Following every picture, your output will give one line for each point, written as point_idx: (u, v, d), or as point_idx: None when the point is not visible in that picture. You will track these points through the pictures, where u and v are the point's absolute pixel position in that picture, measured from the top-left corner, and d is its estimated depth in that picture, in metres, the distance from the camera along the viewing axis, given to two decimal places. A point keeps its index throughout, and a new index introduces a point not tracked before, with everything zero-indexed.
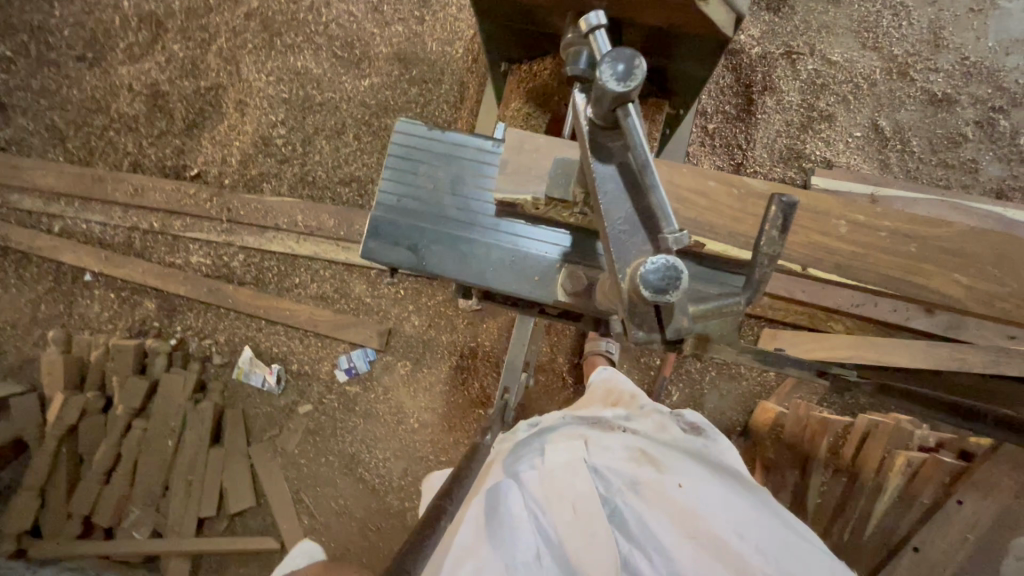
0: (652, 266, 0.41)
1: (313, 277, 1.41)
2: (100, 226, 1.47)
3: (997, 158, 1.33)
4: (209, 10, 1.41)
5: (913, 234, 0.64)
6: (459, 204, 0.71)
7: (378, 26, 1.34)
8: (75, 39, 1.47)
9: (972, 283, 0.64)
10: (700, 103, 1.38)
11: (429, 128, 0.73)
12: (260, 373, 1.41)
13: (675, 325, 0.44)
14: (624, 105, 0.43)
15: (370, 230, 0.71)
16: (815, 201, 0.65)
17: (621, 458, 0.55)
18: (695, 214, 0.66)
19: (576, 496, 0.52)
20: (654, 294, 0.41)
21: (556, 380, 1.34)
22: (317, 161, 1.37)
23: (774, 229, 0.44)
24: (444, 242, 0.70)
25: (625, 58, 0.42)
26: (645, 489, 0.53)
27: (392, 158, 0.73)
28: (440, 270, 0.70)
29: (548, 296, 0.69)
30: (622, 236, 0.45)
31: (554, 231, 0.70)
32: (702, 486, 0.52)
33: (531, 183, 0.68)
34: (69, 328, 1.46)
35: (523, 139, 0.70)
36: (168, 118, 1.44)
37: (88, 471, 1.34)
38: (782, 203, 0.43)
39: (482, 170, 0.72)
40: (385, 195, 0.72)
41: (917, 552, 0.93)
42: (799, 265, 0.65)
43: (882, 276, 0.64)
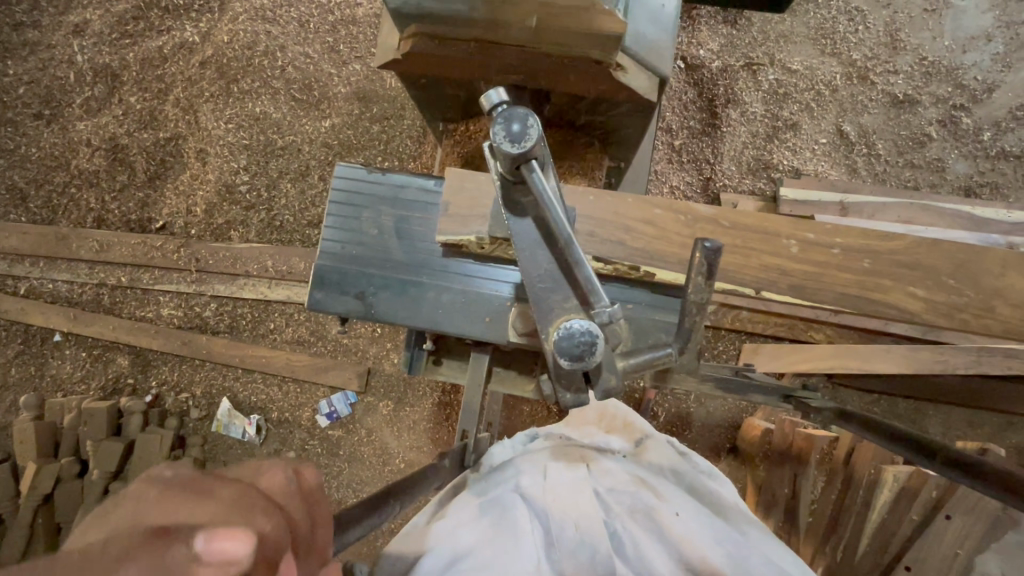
0: (565, 336, 0.43)
1: (287, 321, 1.39)
2: (67, 284, 1.44)
3: (964, 155, 1.33)
4: (165, 60, 1.40)
5: (864, 250, 0.65)
6: (405, 247, 0.70)
7: (336, 66, 1.33)
8: (31, 97, 1.45)
9: (932, 295, 0.64)
10: (664, 120, 1.38)
11: (370, 171, 0.72)
12: (239, 425, 1.38)
13: (602, 383, 0.47)
14: (527, 165, 0.45)
15: (314, 280, 0.69)
16: (762, 221, 0.67)
17: (620, 483, 0.52)
18: (644, 243, 0.66)
19: (578, 514, 0.48)
20: (572, 362, 0.43)
21: (541, 410, 1.33)
22: (283, 205, 1.35)
23: (700, 276, 0.46)
24: (392, 287, 0.69)
25: (518, 122, 0.44)
26: (646, 516, 0.48)
27: (334, 204, 0.72)
28: (390, 317, 0.69)
29: (501, 335, 0.68)
30: (545, 295, 0.48)
31: (502, 267, 0.69)
32: (701, 520, 0.49)
33: (473, 222, 0.66)
34: (41, 391, 1.43)
35: (463, 177, 0.67)
36: (130, 171, 1.41)
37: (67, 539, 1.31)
38: (706, 249, 0.45)
39: (426, 211, 0.71)
40: (329, 243, 0.70)
41: (910, 572, 0.89)
42: (753, 290, 0.66)
43: (838, 295, 0.65)
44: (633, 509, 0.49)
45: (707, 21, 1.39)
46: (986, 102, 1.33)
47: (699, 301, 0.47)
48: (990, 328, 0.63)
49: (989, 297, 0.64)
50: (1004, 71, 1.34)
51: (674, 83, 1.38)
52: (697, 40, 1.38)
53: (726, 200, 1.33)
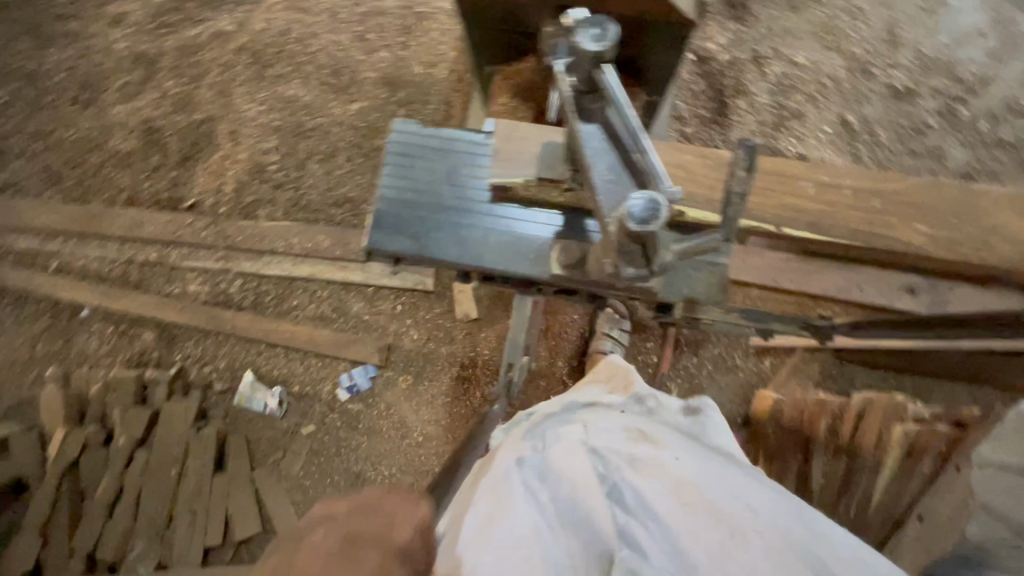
0: (636, 201, 0.46)
1: (310, 297, 1.43)
2: (97, 261, 1.48)
3: (962, 144, 1.39)
4: (201, 48, 1.47)
5: (875, 191, 0.71)
6: (456, 192, 0.75)
7: (365, 54, 1.40)
8: (70, 83, 1.52)
9: (935, 231, 0.69)
10: (676, 108, 1.44)
11: (425, 126, 0.78)
12: (261, 398, 1.41)
13: (660, 261, 0.50)
14: (601, 66, 0.53)
15: (372, 221, 0.74)
16: (779, 165, 0.72)
17: (619, 439, 0.64)
18: (673, 186, 0.71)
19: (581, 473, 0.60)
20: (641, 224, 0.46)
21: (557, 384, 1.36)
22: (311, 184, 1.41)
23: (743, 169, 0.52)
24: (444, 228, 0.73)
25: (597, 30, 0.52)
26: (640, 464, 0.61)
27: (390, 154, 0.76)
28: (441, 255, 0.73)
29: (545, 272, 0.71)
30: (610, 185, 0.52)
31: (547, 212, 0.73)
32: (688, 460, 0.61)
33: (522, 167, 0.74)
34: (67, 364, 1.46)
35: (511, 130, 0.77)
36: (163, 152, 1.47)
37: (89, 507, 1.32)
38: (747, 145, 0.51)
39: (477, 161, 0.76)
40: (384, 189, 0.75)
41: (922, 521, 0.96)
42: (773, 225, 0.70)
43: (849, 231, 0.70)
44: (631, 462, 0.61)
45: (716, 17, 1.47)
46: (981, 94, 1.40)
47: (742, 190, 0.52)
48: (987, 261, 0.69)
49: (987, 234, 0.69)
50: (998, 65, 1.41)
51: (686, 74, 1.45)
52: (706, 35, 1.46)
53: None
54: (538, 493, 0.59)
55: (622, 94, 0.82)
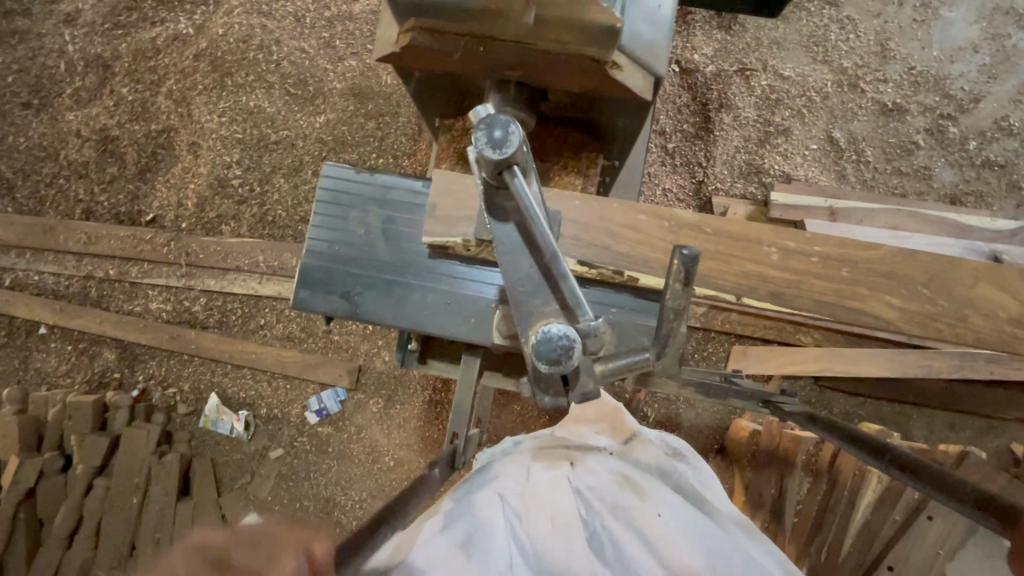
0: (545, 340, 0.45)
1: (278, 317, 1.38)
2: (53, 276, 1.42)
3: (950, 164, 1.35)
4: (158, 52, 1.39)
5: (842, 258, 0.67)
6: (392, 247, 0.70)
7: (332, 62, 1.32)
8: (20, 86, 1.43)
9: (908, 304, 0.65)
10: (658, 123, 1.39)
11: (358, 171, 0.72)
12: (227, 421, 1.37)
13: (580, 388, 0.49)
14: (510, 168, 0.47)
15: (301, 279, 0.70)
16: (739, 229, 0.67)
17: (605, 481, 0.56)
18: (627, 248, 0.67)
19: (556, 512, 0.50)
20: (550, 365, 0.45)
21: (531, 409, 1.33)
22: (276, 200, 1.34)
23: (679, 282, 0.50)
24: (378, 287, 0.70)
25: (501, 125, 0.46)
26: (625, 513, 0.51)
27: (322, 204, 0.72)
28: (376, 317, 0.69)
29: (486, 337, 0.68)
30: (525, 299, 0.50)
31: (489, 271, 0.69)
32: (681, 519, 0.52)
33: (460, 223, 0.67)
34: (25, 384, 1.40)
35: (451, 179, 0.68)
36: (120, 163, 1.40)
37: (49, 535, 1.28)
38: (684, 256, 0.49)
39: (414, 213, 0.71)
40: (315, 243, 0.70)
41: (892, 571, 0.95)
42: (734, 296, 0.67)
43: (816, 302, 0.66)
44: (616, 509, 0.52)
45: (702, 26, 1.40)
46: (972, 112, 1.36)
47: (677, 305, 0.51)
48: (962, 337, 0.65)
49: (961, 307, 0.65)
50: (991, 81, 1.37)
51: (669, 87, 1.40)
52: (691, 44, 1.40)
53: (717, 204, 1.35)
54: (504, 532, 0.48)
55: (583, 160, 0.77)
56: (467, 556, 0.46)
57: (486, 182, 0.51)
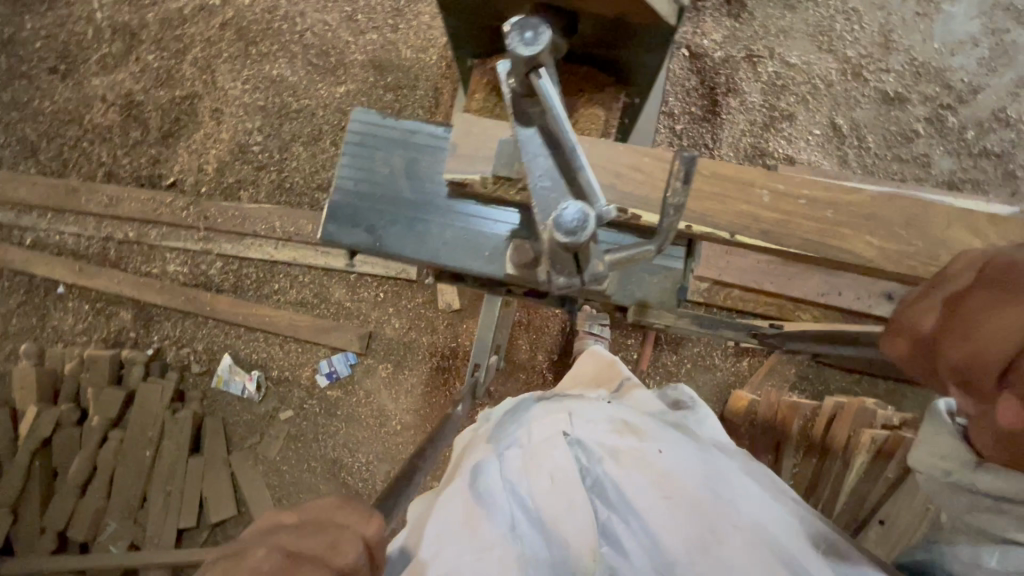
0: (567, 213, 0.49)
1: (292, 282, 1.41)
2: (74, 237, 1.45)
3: (949, 152, 1.40)
4: (184, 21, 1.43)
5: (828, 201, 0.70)
6: (414, 188, 0.74)
7: (353, 35, 1.37)
8: (48, 51, 1.47)
9: (886, 243, 0.69)
10: (667, 104, 1.43)
11: (383, 115, 0.76)
12: (239, 381, 1.40)
13: (591, 270, 0.55)
14: (537, 70, 0.52)
15: (329, 214, 0.74)
16: (737, 172, 0.72)
17: (604, 431, 0.59)
18: (634, 188, 0.70)
19: (554, 467, 0.55)
20: (569, 234, 0.48)
21: (536, 377, 1.37)
22: (295, 167, 1.38)
23: (679, 181, 0.55)
24: (400, 224, 0.74)
25: (534, 28, 0.51)
26: (623, 455, 0.56)
27: (349, 145, 0.75)
28: (399, 251, 0.74)
29: (500, 271, 0.72)
30: (544, 189, 0.53)
31: (503, 210, 0.73)
32: (675, 451, 0.57)
33: (479, 163, 0.70)
34: (42, 341, 1.44)
35: (470, 121, 0.71)
36: (143, 128, 1.44)
37: (61, 485, 1.31)
38: (684, 158, 0.54)
39: (435, 156, 0.75)
40: (343, 182, 0.75)
41: (882, 526, 1.03)
42: (727, 233, 0.71)
43: (801, 240, 0.70)
44: (615, 454, 0.57)
45: (711, 13, 1.45)
46: (971, 103, 1.41)
47: (677, 201, 0.55)
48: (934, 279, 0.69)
49: (936, 247, 0.69)
50: (989, 74, 1.41)
51: (679, 70, 1.44)
52: (701, 30, 1.45)
53: None
54: (505, 495, 0.53)
55: (606, 97, 0.81)
56: (486, 514, 0.51)
57: (511, 90, 0.55)
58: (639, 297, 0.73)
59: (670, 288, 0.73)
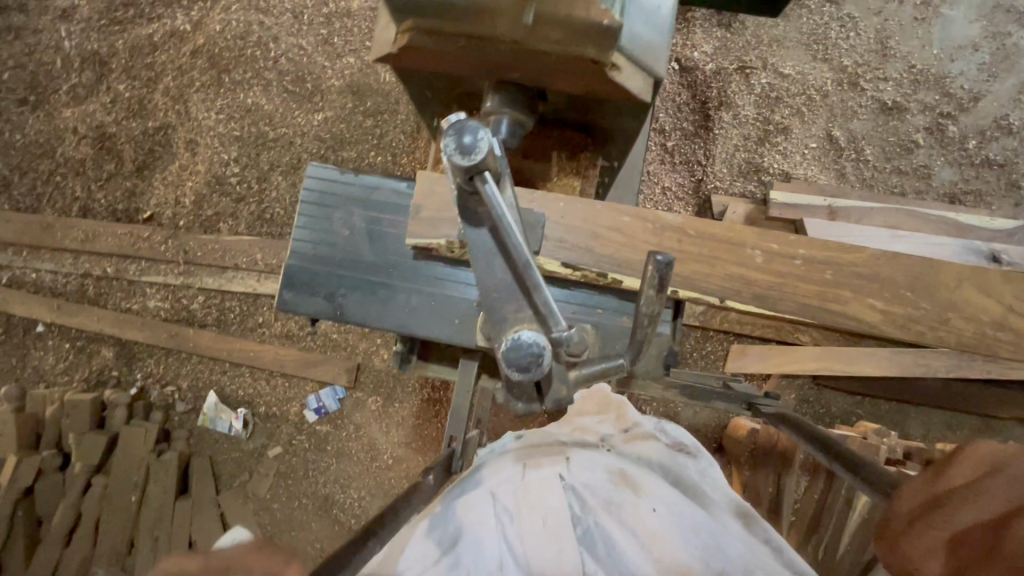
0: (518, 346, 0.46)
1: (276, 315, 1.37)
2: (51, 274, 1.41)
3: (949, 163, 1.35)
4: (155, 48, 1.38)
5: (826, 260, 0.67)
6: (376, 249, 0.70)
7: (329, 59, 1.32)
8: (16, 83, 1.42)
9: (890, 306, 0.65)
10: (658, 121, 1.38)
11: (342, 171, 0.72)
12: (226, 419, 1.37)
13: (553, 395, 0.51)
14: (482, 174, 0.48)
15: (285, 280, 0.70)
16: (726, 231, 0.67)
17: (601, 478, 0.55)
18: (614, 250, 0.67)
19: (546, 512, 0.51)
20: (522, 372, 0.46)
21: (530, 407, 1.33)
22: (274, 197, 1.34)
23: (653, 289, 0.48)
24: (362, 289, 0.70)
25: (471, 131, 0.46)
26: (619, 509, 0.51)
27: (306, 205, 0.71)
28: (361, 319, 0.70)
29: (469, 338, 0.69)
30: (498, 305, 0.51)
31: (472, 271, 0.69)
32: (673, 512, 0.52)
33: (443, 226, 0.65)
34: (23, 383, 1.40)
35: (433, 180, 0.67)
36: (117, 160, 1.39)
37: (46, 533, 1.28)
38: (659, 262, 0.47)
39: (398, 214, 0.71)
40: (299, 245, 0.71)
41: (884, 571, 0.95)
42: (717, 298, 0.67)
43: (799, 304, 0.66)
44: (609, 502, 0.52)
45: (701, 24, 1.39)
46: (972, 111, 1.36)
47: (651, 311, 0.50)
48: (945, 340, 0.65)
49: (944, 310, 0.65)
50: (990, 80, 1.36)
51: (669, 85, 1.39)
52: (691, 42, 1.39)
53: (717, 203, 1.35)
54: (490, 536, 0.49)
55: (582, 164, 0.78)
56: (465, 557, 0.47)
57: (460, 188, 0.51)
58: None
59: (657, 355, 0.70)
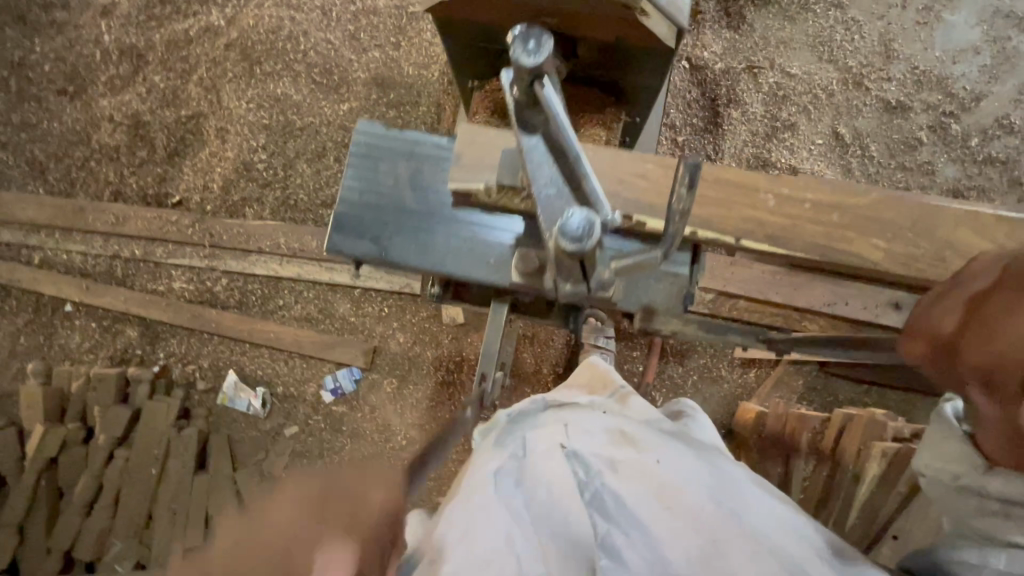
0: (573, 221, 0.51)
1: (297, 297, 1.42)
2: (81, 256, 1.47)
3: (953, 160, 1.39)
4: (190, 42, 1.45)
5: (833, 205, 0.70)
6: (419, 197, 0.75)
7: (356, 53, 1.38)
8: (57, 74, 1.49)
9: (894, 246, 0.69)
10: (669, 116, 1.43)
11: (387, 126, 0.77)
12: (244, 398, 1.40)
13: (597, 277, 0.59)
14: (541, 79, 0.55)
15: (333, 224, 0.74)
16: (740, 176, 0.72)
17: (602, 441, 0.56)
18: (639, 195, 0.71)
19: (553, 477, 0.53)
20: (574, 242, 0.51)
21: (542, 391, 1.36)
22: (298, 183, 1.39)
23: (683, 186, 0.54)
24: (405, 234, 0.74)
25: (537, 38, 0.53)
26: (622, 467, 0.54)
27: (354, 156, 0.76)
28: (404, 261, 0.74)
29: (506, 279, 0.73)
30: (552, 200, 0.56)
31: (510, 218, 0.74)
32: (675, 461, 0.54)
33: (482, 171, 0.72)
34: (49, 360, 1.44)
35: (474, 133, 0.74)
36: (149, 147, 1.46)
37: (67, 504, 1.31)
38: (689, 165, 0.55)
39: (439, 165, 0.75)
40: (346, 192, 0.75)
41: (896, 541, 0.97)
42: (734, 238, 0.70)
43: (808, 244, 0.70)
44: (613, 467, 0.54)
45: (711, 25, 1.46)
46: (973, 111, 1.40)
47: (683, 208, 0.55)
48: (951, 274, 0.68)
49: (947, 266, 0.68)
50: (991, 82, 1.41)
51: (680, 83, 1.44)
52: (701, 43, 1.45)
53: None
54: (504, 508, 0.50)
55: (608, 116, 0.82)
56: (477, 525, 0.48)
57: (516, 100, 0.57)
58: (646, 302, 0.73)
59: (676, 295, 0.73)
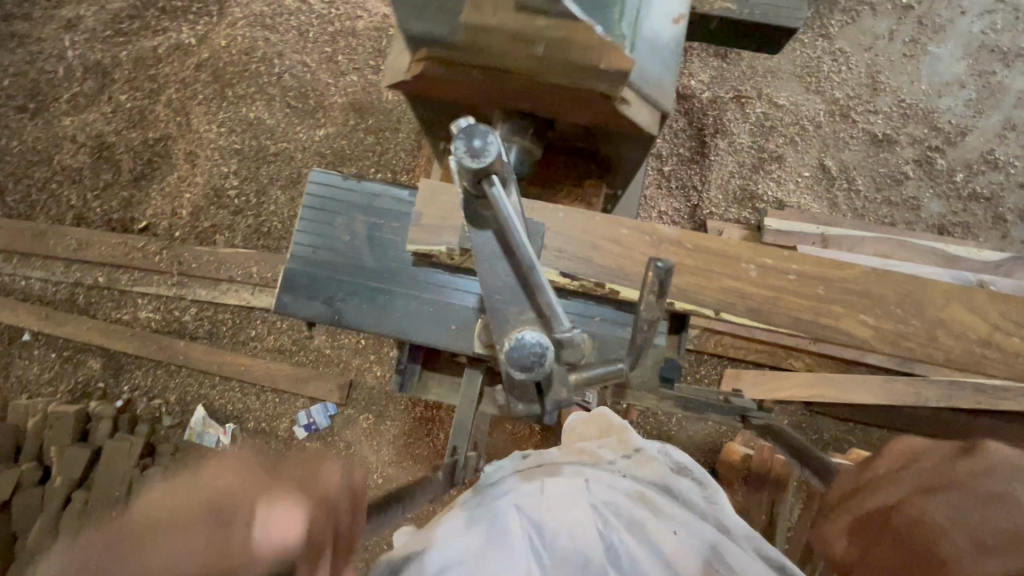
0: (521, 348, 0.49)
1: (269, 329, 1.36)
2: (41, 282, 1.40)
3: (938, 195, 1.38)
4: (159, 60, 1.39)
5: (818, 277, 0.68)
6: (376, 256, 0.73)
7: (333, 76, 1.33)
8: (16, 90, 1.42)
9: (879, 330, 0.67)
10: (655, 146, 1.41)
11: (345, 178, 0.75)
12: (213, 434, 1.34)
13: (553, 396, 0.53)
14: (488, 177, 0.49)
15: (285, 283, 0.72)
16: (721, 245, 0.69)
17: (622, 496, 0.57)
18: (611, 260, 0.69)
19: (570, 522, 0.53)
20: (524, 372, 0.49)
21: (523, 428, 1.32)
22: (272, 211, 1.34)
23: (653, 294, 0.53)
24: (361, 295, 0.72)
25: (480, 135, 0.47)
26: (640, 527, 0.54)
27: (307, 210, 0.74)
28: (359, 324, 0.72)
29: (467, 345, 0.71)
30: (503, 308, 0.54)
31: (471, 280, 0.72)
32: (689, 528, 0.55)
33: (445, 233, 0.69)
34: (5, 393, 1.37)
35: (437, 190, 0.70)
36: (115, 169, 1.39)
37: (22, 549, 1.24)
38: (659, 268, 0.51)
39: (398, 221, 0.73)
40: (301, 248, 0.73)
41: None
42: (712, 311, 0.68)
43: (791, 318, 0.67)
44: (632, 523, 0.54)
45: (699, 54, 1.43)
46: (959, 145, 1.40)
47: (652, 315, 0.54)
48: (933, 354, 0.66)
49: (930, 334, 0.67)
50: (977, 116, 1.40)
51: None
52: (688, 71, 1.43)
53: (712, 227, 1.37)
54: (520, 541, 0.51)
55: (587, 191, 0.80)
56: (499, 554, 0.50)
57: (465, 191, 0.52)
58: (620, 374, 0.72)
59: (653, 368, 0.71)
